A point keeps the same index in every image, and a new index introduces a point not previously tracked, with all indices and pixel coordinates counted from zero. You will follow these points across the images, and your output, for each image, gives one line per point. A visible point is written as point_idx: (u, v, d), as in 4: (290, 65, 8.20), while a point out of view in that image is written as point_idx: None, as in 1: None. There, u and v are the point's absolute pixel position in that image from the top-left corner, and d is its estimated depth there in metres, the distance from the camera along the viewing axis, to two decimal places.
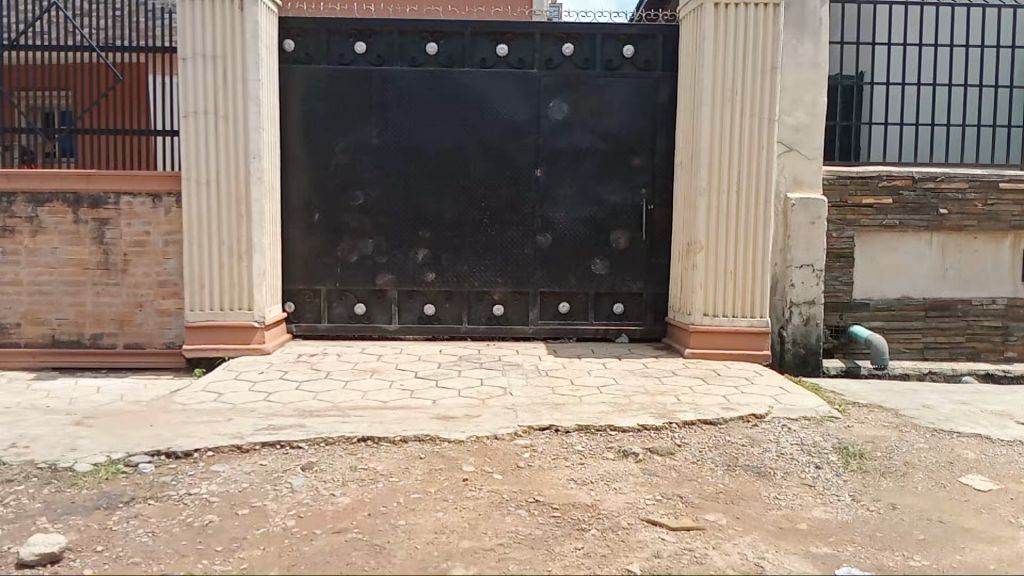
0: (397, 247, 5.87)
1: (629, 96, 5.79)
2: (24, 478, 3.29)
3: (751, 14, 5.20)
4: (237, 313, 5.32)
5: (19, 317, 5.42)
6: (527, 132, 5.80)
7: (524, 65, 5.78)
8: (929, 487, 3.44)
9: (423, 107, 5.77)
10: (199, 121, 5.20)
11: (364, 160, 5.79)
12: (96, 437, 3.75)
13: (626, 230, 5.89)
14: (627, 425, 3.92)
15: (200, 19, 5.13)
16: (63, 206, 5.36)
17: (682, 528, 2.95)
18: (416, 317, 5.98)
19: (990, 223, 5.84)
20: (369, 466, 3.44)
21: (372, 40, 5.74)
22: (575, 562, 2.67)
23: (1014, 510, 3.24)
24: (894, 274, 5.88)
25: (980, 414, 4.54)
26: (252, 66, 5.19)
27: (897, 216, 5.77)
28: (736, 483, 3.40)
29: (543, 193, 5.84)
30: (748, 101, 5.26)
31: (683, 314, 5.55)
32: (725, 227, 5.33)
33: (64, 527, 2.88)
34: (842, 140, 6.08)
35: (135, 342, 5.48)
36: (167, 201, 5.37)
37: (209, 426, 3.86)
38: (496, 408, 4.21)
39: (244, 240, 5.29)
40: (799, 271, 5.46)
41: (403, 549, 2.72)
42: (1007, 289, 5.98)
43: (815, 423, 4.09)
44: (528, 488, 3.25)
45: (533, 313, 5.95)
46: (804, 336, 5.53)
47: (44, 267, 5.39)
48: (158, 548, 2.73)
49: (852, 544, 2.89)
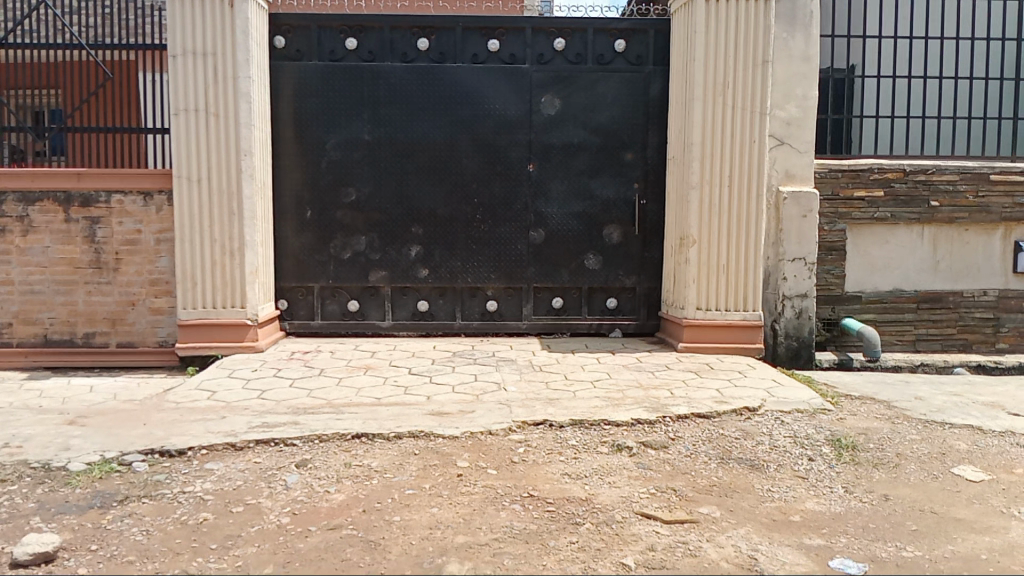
0: (390, 244, 5.86)
1: (620, 90, 5.79)
2: (17, 478, 3.28)
3: (741, 8, 5.20)
4: (229, 311, 5.30)
5: (10, 317, 5.39)
6: (519, 127, 5.79)
7: (516, 61, 5.78)
8: (921, 478, 3.46)
9: (414, 102, 5.76)
10: (190, 119, 5.18)
11: (356, 156, 5.78)
12: (90, 436, 3.75)
13: (619, 225, 5.89)
14: (621, 419, 3.93)
15: (190, 16, 5.11)
16: (54, 205, 5.34)
17: (676, 522, 2.96)
18: (410, 313, 5.99)
19: (981, 215, 5.88)
20: (364, 463, 3.44)
21: (363, 36, 5.72)
22: (570, 556, 2.68)
23: (1006, 500, 3.27)
24: (886, 266, 5.91)
25: (972, 405, 4.57)
26: (242, 63, 5.16)
27: (889, 209, 5.80)
28: (729, 476, 3.42)
29: (536, 189, 5.84)
30: (740, 94, 5.26)
31: (676, 308, 5.56)
32: (717, 220, 5.34)
33: (58, 527, 2.88)
34: (833, 134, 6.11)
35: (128, 341, 5.46)
36: (158, 199, 5.36)
37: (202, 424, 3.85)
38: (490, 403, 4.22)
39: (235, 238, 5.27)
40: (791, 264, 5.49)
41: (398, 545, 2.73)
42: (999, 280, 6.02)
43: (808, 416, 4.11)
44: (523, 483, 3.26)
45: (526, 309, 5.97)
46: (797, 329, 5.56)
47: (35, 267, 5.36)
48: (152, 547, 2.73)
49: (845, 536, 2.91)
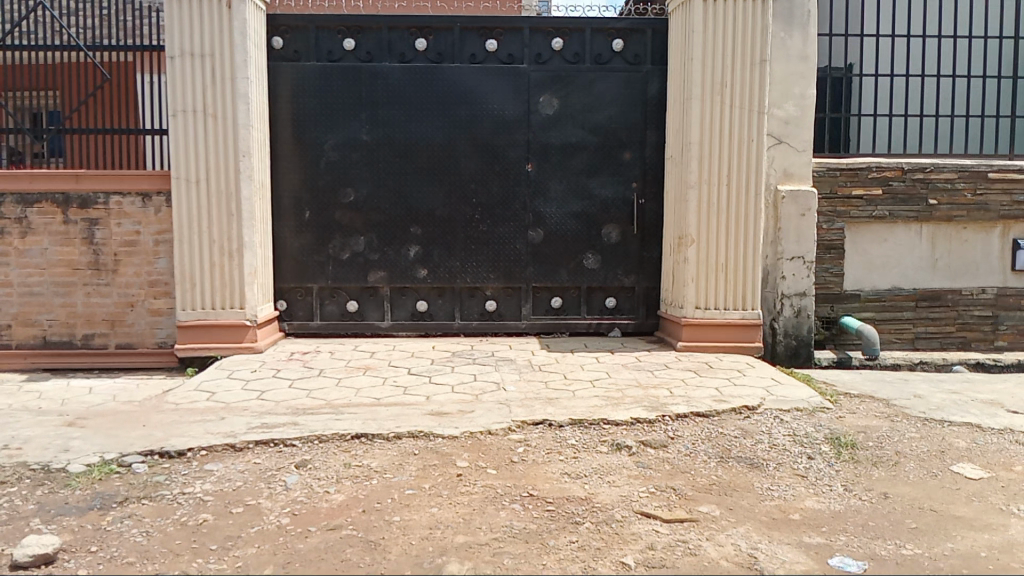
0: (389, 244, 5.86)
1: (618, 90, 5.80)
2: (17, 480, 3.28)
3: (739, 7, 5.21)
4: (228, 312, 5.30)
5: (10, 319, 5.39)
6: (517, 127, 5.79)
7: (514, 60, 5.78)
8: (920, 476, 3.47)
9: (412, 103, 5.76)
10: (189, 120, 5.18)
11: (354, 156, 5.78)
12: (90, 438, 3.75)
13: (618, 224, 5.90)
14: (620, 419, 3.93)
15: (188, 17, 5.10)
16: (53, 207, 5.33)
17: (676, 521, 2.97)
18: (409, 314, 5.99)
19: (980, 213, 5.88)
20: (363, 463, 3.44)
21: (361, 36, 5.72)
22: (570, 556, 2.68)
23: (1005, 498, 3.27)
24: (884, 265, 5.91)
25: (971, 403, 4.57)
26: (241, 64, 5.16)
27: (887, 207, 5.81)
28: (728, 475, 3.42)
29: (535, 188, 5.84)
30: (738, 93, 5.26)
31: (675, 308, 5.56)
32: (716, 219, 5.34)
33: (58, 528, 2.88)
34: (831, 132, 6.11)
35: (127, 343, 5.46)
36: (157, 200, 5.35)
37: (202, 425, 3.85)
38: (489, 403, 4.22)
39: (234, 239, 5.27)
40: (791, 263, 5.50)
41: (398, 545, 2.73)
42: (997, 278, 6.02)
43: (807, 414, 4.12)
44: (523, 482, 3.26)
45: (525, 308, 5.97)
46: (796, 327, 5.57)
47: (34, 268, 5.36)
48: (152, 548, 2.73)
49: (845, 534, 2.91)
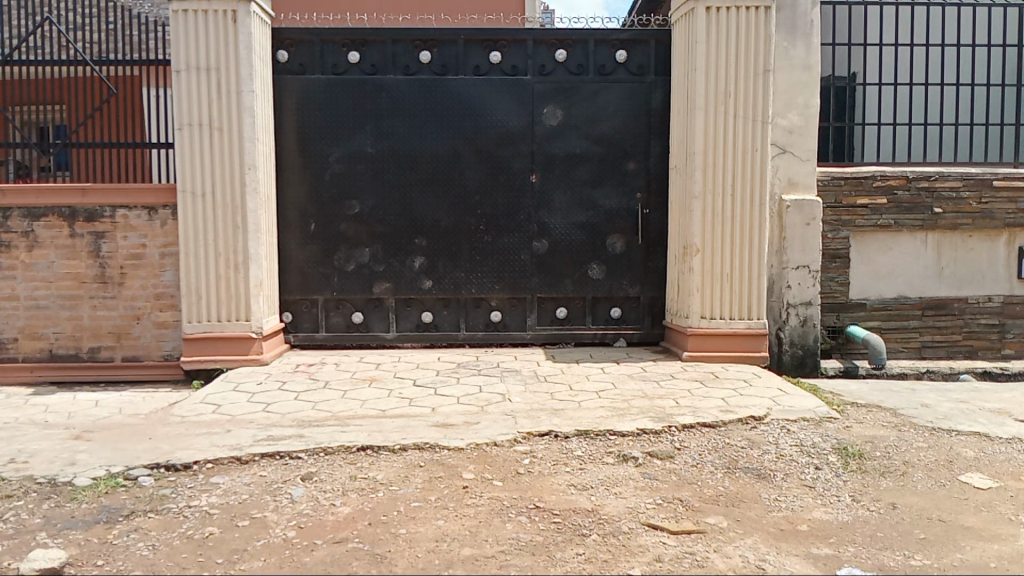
0: (394, 256, 5.88)
1: (622, 100, 5.82)
2: (23, 493, 3.28)
3: (742, 17, 5.23)
4: (235, 324, 5.32)
5: (16, 332, 5.41)
6: (521, 138, 5.81)
7: (517, 72, 5.80)
8: (929, 486, 3.44)
9: (417, 115, 5.79)
10: (194, 133, 5.21)
11: (359, 168, 5.80)
12: (96, 451, 3.75)
13: (622, 234, 5.90)
14: (626, 429, 3.92)
15: (195, 32, 5.15)
16: (59, 221, 5.36)
17: (683, 532, 2.95)
18: (414, 325, 5.99)
19: (985, 221, 5.87)
20: (369, 475, 3.44)
21: (365, 49, 5.76)
22: (577, 568, 2.67)
23: (1015, 508, 3.25)
24: (891, 273, 5.90)
25: (979, 412, 4.55)
26: (245, 77, 5.19)
27: (892, 216, 5.79)
28: (736, 486, 3.40)
29: (538, 199, 5.86)
30: (741, 102, 5.28)
31: (680, 317, 5.56)
32: (721, 229, 5.35)
33: (64, 542, 2.88)
34: (835, 141, 6.12)
35: (133, 355, 5.47)
36: (162, 213, 5.38)
37: (207, 438, 3.85)
38: (495, 414, 4.22)
39: (240, 251, 5.30)
40: (796, 272, 5.47)
41: (404, 558, 2.72)
42: (1003, 286, 6.00)
43: (814, 424, 4.10)
44: (529, 494, 3.25)
45: (530, 319, 5.97)
46: (802, 337, 5.53)
47: (40, 282, 5.39)
48: (159, 562, 2.72)
49: (853, 545, 2.89)
